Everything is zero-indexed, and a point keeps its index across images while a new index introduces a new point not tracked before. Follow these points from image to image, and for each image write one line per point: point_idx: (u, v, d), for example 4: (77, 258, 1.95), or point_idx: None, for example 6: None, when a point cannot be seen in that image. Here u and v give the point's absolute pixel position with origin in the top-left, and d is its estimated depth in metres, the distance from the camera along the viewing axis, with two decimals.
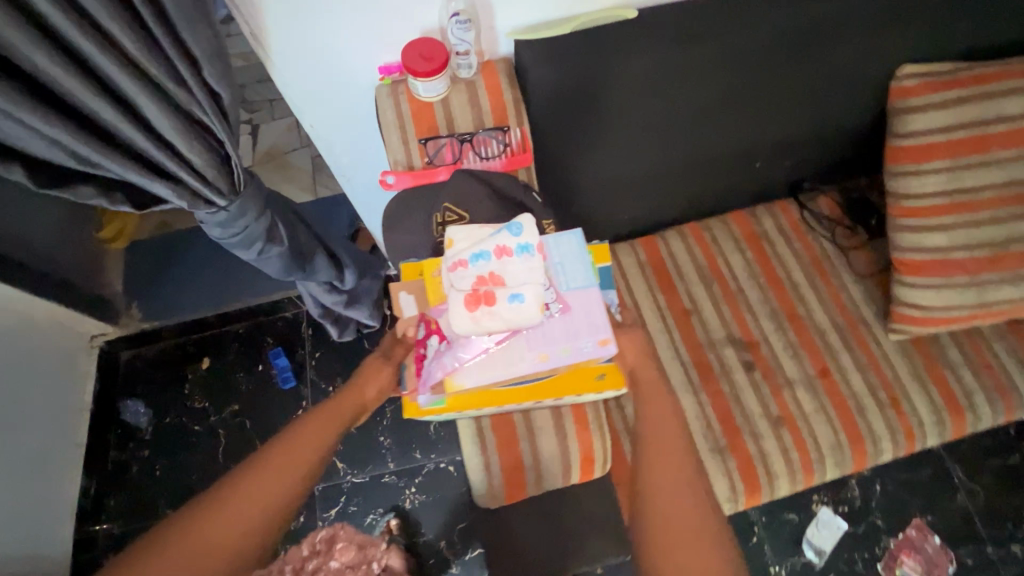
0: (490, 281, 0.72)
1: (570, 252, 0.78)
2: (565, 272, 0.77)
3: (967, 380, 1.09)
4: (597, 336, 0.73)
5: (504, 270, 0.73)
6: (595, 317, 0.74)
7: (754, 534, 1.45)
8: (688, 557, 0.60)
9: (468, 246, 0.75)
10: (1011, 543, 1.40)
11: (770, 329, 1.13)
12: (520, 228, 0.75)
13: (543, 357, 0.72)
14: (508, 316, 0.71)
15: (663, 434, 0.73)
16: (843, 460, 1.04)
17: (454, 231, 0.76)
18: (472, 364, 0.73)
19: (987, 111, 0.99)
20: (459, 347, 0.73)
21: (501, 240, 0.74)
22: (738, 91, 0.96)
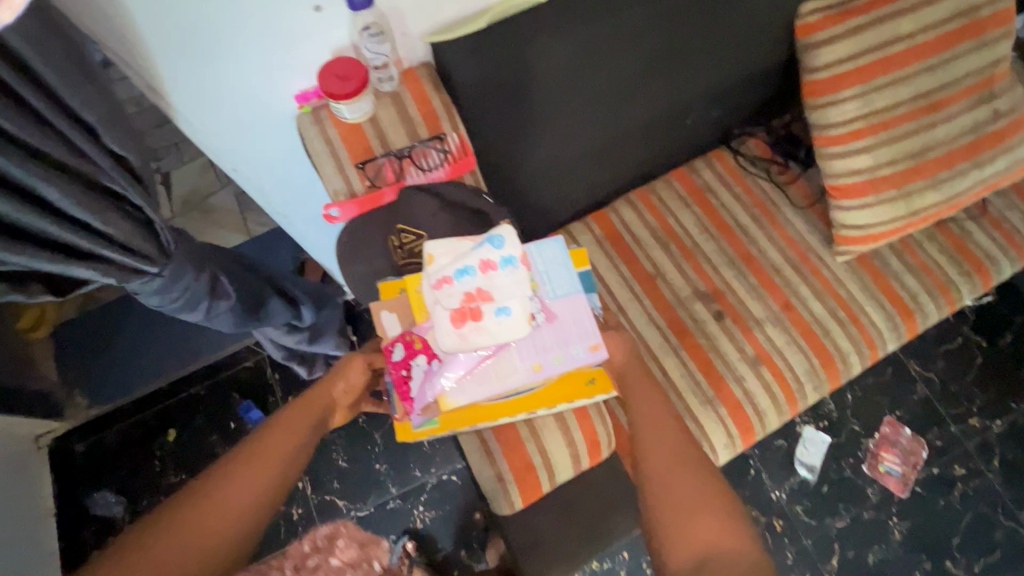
0: (478, 297, 0.71)
1: (554, 259, 0.78)
2: (551, 280, 0.77)
3: (911, 283, 1.17)
4: (588, 343, 0.74)
5: (490, 285, 0.71)
6: (585, 325, 0.75)
7: (751, 468, 1.52)
8: (697, 529, 0.64)
9: (450, 261, 0.72)
10: (970, 417, 1.54)
11: (731, 276, 1.17)
12: (501, 240, 0.73)
13: (536, 367, 0.73)
14: (498, 332, 0.71)
15: (652, 414, 0.75)
16: (819, 382, 1.11)
17: (434, 247, 0.73)
18: (464, 380, 0.73)
19: (887, 33, 1.04)
20: (450, 366, 0.72)
21: (484, 254, 0.72)
22: (660, 53, 0.97)
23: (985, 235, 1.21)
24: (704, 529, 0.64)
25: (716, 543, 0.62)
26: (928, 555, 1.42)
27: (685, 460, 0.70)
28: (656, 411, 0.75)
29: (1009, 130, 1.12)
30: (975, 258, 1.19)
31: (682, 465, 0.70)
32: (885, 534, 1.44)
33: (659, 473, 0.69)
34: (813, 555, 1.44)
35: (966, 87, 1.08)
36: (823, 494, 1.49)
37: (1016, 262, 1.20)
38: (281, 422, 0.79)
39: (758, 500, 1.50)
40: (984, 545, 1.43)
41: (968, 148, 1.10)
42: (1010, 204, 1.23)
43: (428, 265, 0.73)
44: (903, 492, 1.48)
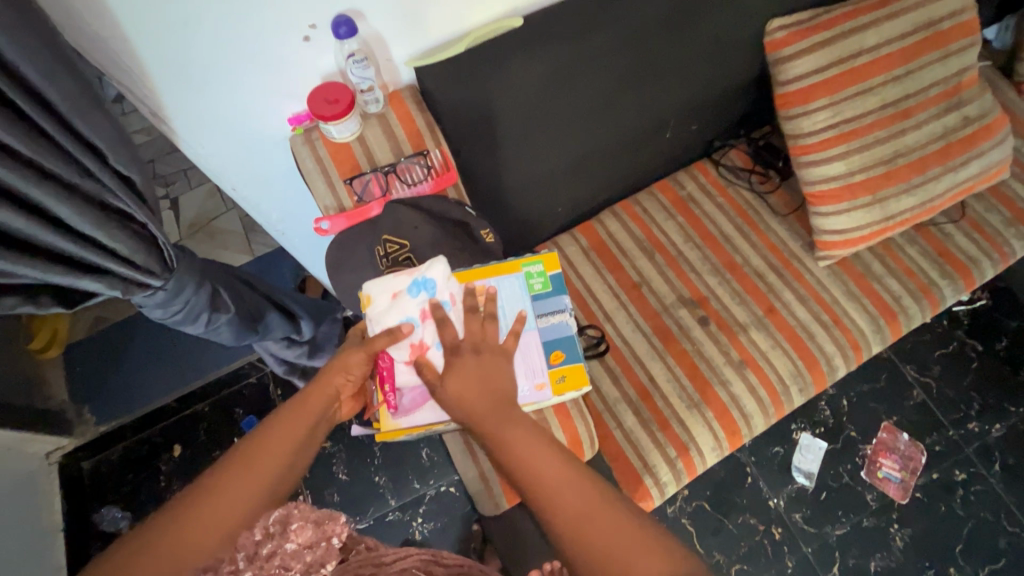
0: (418, 347, 0.83)
1: (513, 293, 0.89)
2: (507, 312, 0.88)
3: (894, 286, 1.19)
4: (534, 381, 0.87)
5: (428, 331, 0.83)
6: (534, 364, 0.88)
7: (749, 476, 1.52)
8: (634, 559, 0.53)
9: (388, 303, 0.85)
10: (968, 422, 1.53)
11: (715, 282, 1.20)
12: (435, 285, 0.84)
13: None
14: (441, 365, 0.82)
15: (545, 461, 0.62)
16: (804, 384, 1.13)
17: (371, 290, 0.85)
18: (424, 407, 0.84)
19: (852, 46, 1.09)
20: (407, 395, 0.84)
21: (418, 306, 0.84)
22: (635, 71, 1.02)
23: (965, 238, 1.23)
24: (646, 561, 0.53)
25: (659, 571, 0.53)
26: (932, 562, 1.40)
27: (603, 502, 0.59)
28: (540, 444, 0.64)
29: (980, 134, 1.16)
30: (958, 261, 1.21)
31: (602, 513, 0.58)
32: (888, 542, 1.43)
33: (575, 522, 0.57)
34: (815, 564, 1.42)
35: (933, 95, 1.12)
36: (821, 501, 1.48)
37: (998, 264, 1.22)
38: (283, 416, 0.68)
39: (758, 510, 1.48)
40: (989, 551, 1.40)
41: (939, 154, 1.14)
42: (988, 208, 1.26)
43: (366, 307, 0.85)
44: (903, 498, 1.47)
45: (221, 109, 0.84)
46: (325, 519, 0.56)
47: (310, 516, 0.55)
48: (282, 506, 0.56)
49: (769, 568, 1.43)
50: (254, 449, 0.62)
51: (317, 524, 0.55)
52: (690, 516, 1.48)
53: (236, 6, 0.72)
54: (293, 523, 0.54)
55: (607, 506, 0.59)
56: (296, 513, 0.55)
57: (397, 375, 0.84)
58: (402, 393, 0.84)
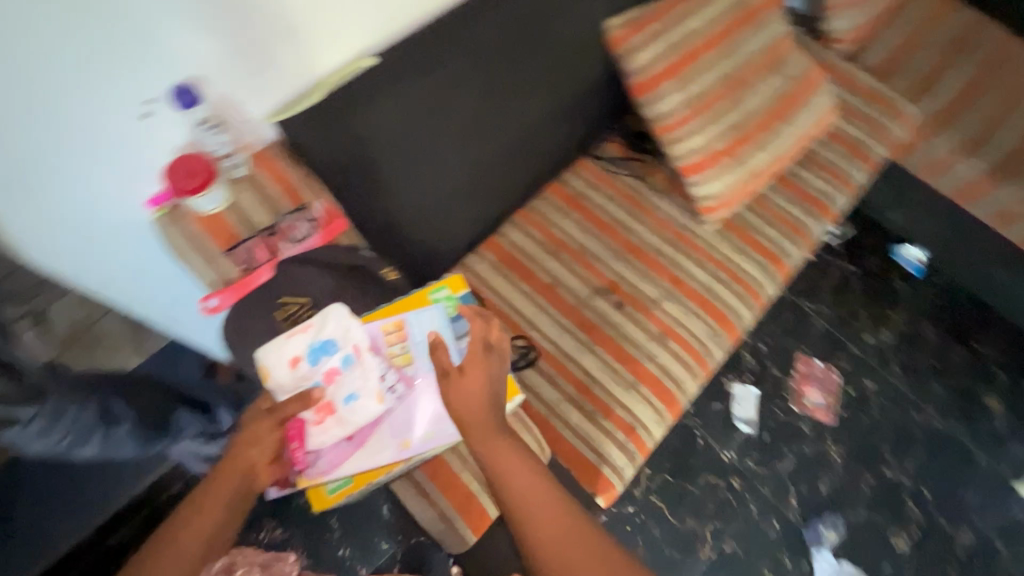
0: (328, 408, 0.80)
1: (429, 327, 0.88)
2: (425, 351, 0.86)
3: (771, 233, 1.32)
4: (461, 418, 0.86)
5: (337, 390, 0.80)
6: None
7: (699, 438, 1.58)
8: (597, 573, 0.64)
9: (287, 369, 0.80)
10: (863, 336, 1.72)
11: (620, 267, 1.26)
12: (334, 344, 0.81)
13: (404, 445, 0.83)
14: (356, 416, 0.80)
15: (536, 495, 0.70)
16: (720, 339, 1.21)
17: (266, 361, 0.79)
18: (347, 462, 0.81)
19: (681, 31, 1.20)
20: (323, 455, 0.81)
21: (322, 364, 0.80)
22: (495, 87, 1.06)
23: (817, 178, 1.39)
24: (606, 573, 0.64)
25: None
26: (868, 468, 1.54)
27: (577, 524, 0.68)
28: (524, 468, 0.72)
29: (804, 88, 1.32)
30: (815, 199, 1.36)
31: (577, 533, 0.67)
32: (829, 461, 1.55)
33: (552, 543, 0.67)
34: (776, 500, 1.51)
35: (757, 62, 1.27)
36: (766, 442, 1.58)
37: (846, 195, 1.39)
38: (195, 499, 0.68)
39: (714, 466, 1.55)
40: (909, 443, 1.57)
41: (775, 112, 1.28)
42: (827, 150, 1.44)
43: (264, 380, 0.79)
44: (831, 419, 1.61)
45: (66, 201, 0.81)
46: None
47: None
48: None
49: (738, 518, 1.49)
50: (177, 531, 0.65)
51: None
52: (656, 492, 1.51)
53: (60, 98, 0.72)
54: None
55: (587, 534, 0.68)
56: None
57: (307, 440, 0.79)
58: (315, 455, 0.81)
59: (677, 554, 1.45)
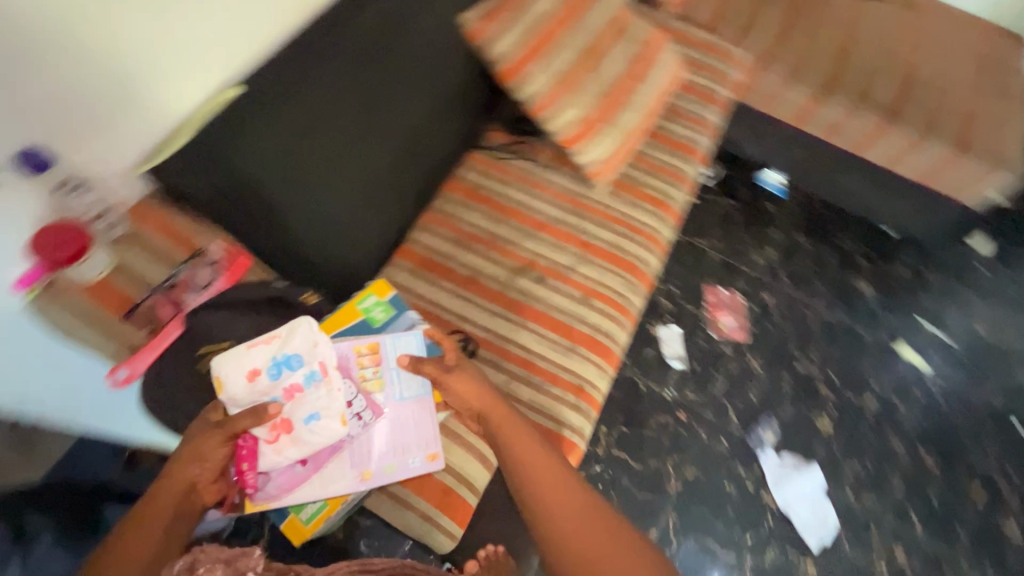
0: (287, 424, 0.79)
1: (407, 354, 0.91)
2: (399, 380, 0.90)
3: (654, 183, 1.44)
4: (426, 453, 0.90)
5: (297, 406, 0.80)
6: (426, 433, 0.91)
7: (641, 385, 1.68)
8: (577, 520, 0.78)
9: (244, 381, 0.79)
10: (752, 257, 1.92)
11: (531, 244, 1.31)
12: (299, 360, 0.81)
13: (362, 477, 0.86)
14: (315, 437, 0.79)
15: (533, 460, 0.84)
16: (636, 287, 1.31)
17: (222, 371, 0.78)
18: (296, 489, 0.82)
19: (533, 15, 1.28)
20: (274, 479, 0.82)
21: (286, 378, 0.80)
22: (372, 96, 1.06)
23: (680, 126, 1.55)
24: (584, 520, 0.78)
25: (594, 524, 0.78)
26: (785, 369, 1.73)
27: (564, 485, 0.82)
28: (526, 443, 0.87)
29: (651, 49, 1.45)
30: (684, 146, 1.52)
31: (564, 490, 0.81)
32: (753, 372, 1.72)
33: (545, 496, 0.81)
34: (719, 420, 1.63)
35: (606, 33, 1.39)
36: (698, 371, 1.71)
37: (707, 136, 1.56)
38: (143, 506, 0.72)
39: (661, 406, 1.65)
40: (811, 338, 1.79)
41: (633, 74, 1.41)
42: (683, 101, 1.60)
43: (219, 391, 0.78)
44: (746, 336, 1.77)
45: None
46: (237, 556, 0.69)
47: (219, 558, 0.69)
48: (186, 558, 0.69)
49: (692, 445, 1.59)
50: (131, 534, 0.69)
51: (228, 563, 0.68)
52: (616, 446, 1.58)
53: None
54: (201, 566, 0.67)
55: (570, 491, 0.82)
56: (202, 558, 0.68)
57: (257, 460, 0.79)
58: (265, 478, 0.82)
59: (648, 496, 1.53)
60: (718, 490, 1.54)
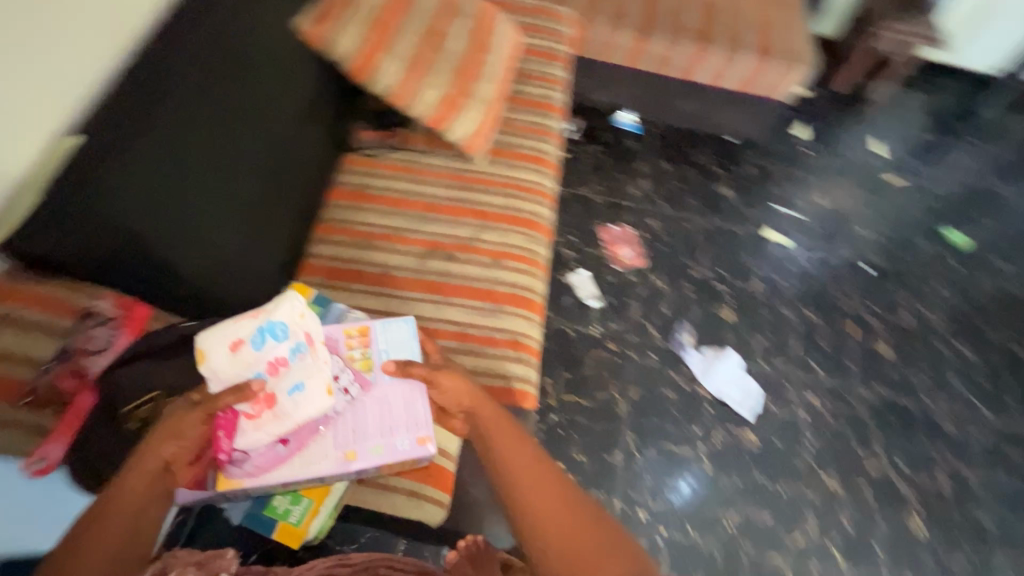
0: (269, 396, 0.81)
1: (393, 337, 1.01)
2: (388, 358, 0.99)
3: (526, 143, 1.53)
4: (416, 435, 0.95)
5: (280, 379, 0.81)
6: (418, 416, 0.96)
7: (569, 330, 1.79)
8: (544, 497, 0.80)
9: (228, 353, 0.80)
10: (629, 192, 2.11)
11: (430, 226, 1.35)
12: (284, 332, 0.82)
13: (345, 458, 0.92)
14: (298, 409, 0.82)
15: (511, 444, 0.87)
16: (539, 239, 1.39)
17: (206, 344, 0.79)
18: (276, 466, 0.89)
19: (365, 10, 1.30)
20: (254, 457, 0.87)
21: (270, 350, 0.81)
22: (223, 116, 1.02)
23: (533, 87, 1.65)
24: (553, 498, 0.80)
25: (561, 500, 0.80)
26: (685, 279, 1.93)
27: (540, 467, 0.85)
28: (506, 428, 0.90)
29: (490, 16, 1.51)
30: (542, 103, 1.62)
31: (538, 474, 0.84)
32: (659, 289, 1.89)
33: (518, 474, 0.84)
34: (643, 338, 1.79)
35: (442, 13, 1.44)
36: (614, 303, 1.85)
37: (559, 91, 1.67)
38: (117, 482, 0.73)
39: (592, 343, 1.77)
40: (697, 247, 2.01)
41: (478, 45, 1.44)
42: (530, 64, 1.70)
43: (202, 362, 0.79)
44: (645, 260, 1.95)
45: None
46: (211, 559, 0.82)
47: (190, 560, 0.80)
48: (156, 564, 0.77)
49: (627, 368, 1.73)
50: (109, 508, 0.71)
51: (201, 565, 0.80)
52: (564, 392, 1.68)
53: None
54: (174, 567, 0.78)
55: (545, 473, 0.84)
56: (174, 562, 0.79)
57: (236, 436, 0.83)
58: (243, 457, 0.86)
59: (605, 425, 1.64)
60: (661, 398, 1.69)
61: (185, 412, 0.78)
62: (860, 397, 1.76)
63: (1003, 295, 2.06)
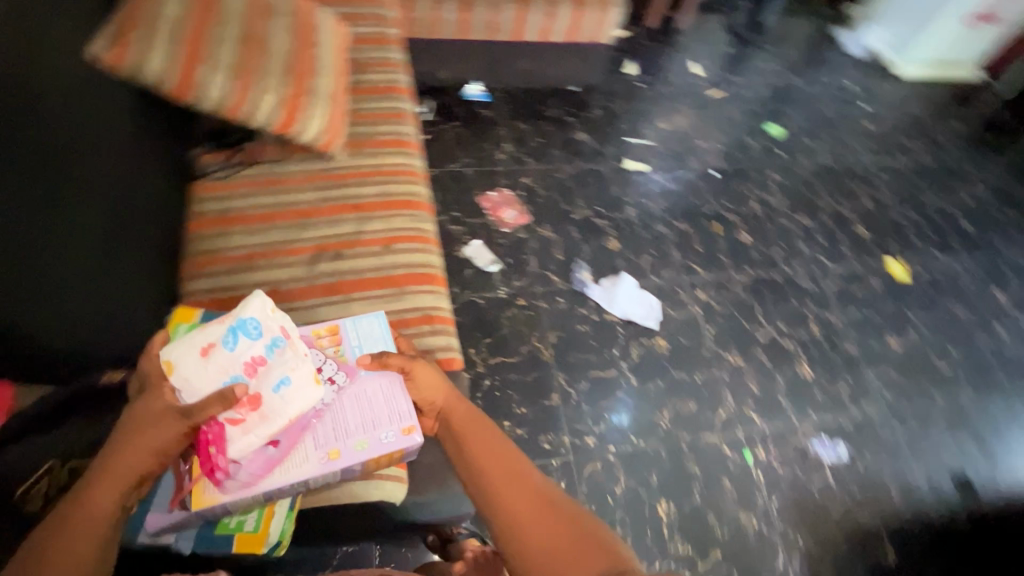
0: (252, 397, 0.81)
1: (365, 335, 1.04)
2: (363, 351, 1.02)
3: (382, 129, 1.53)
4: (400, 426, 0.94)
5: (260, 379, 0.82)
6: (401, 407, 0.96)
7: (478, 299, 1.83)
8: (514, 493, 0.82)
9: (198, 359, 0.80)
10: (497, 157, 2.18)
11: (308, 232, 1.31)
12: (257, 329, 0.84)
13: (330, 456, 0.90)
14: (284, 407, 0.82)
15: (482, 445, 0.90)
16: (422, 217, 1.40)
17: (174, 353, 0.81)
18: (268, 472, 0.85)
19: (167, 22, 1.20)
20: (247, 466, 0.83)
21: (244, 350, 0.82)
22: (41, 159, 0.88)
23: (373, 74, 1.64)
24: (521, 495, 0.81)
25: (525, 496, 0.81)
26: (569, 223, 2.05)
27: (515, 467, 0.86)
28: (477, 430, 0.92)
29: (308, 11, 1.47)
30: (386, 88, 1.62)
31: (511, 472, 0.85)
32: (549, 238, 2.00)
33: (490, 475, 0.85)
34: (547, 287, 1.89)
35: (256, 12, 1.36)
36: (512, 262, 1.92)
37: (400, 73, 1.68)
38: (86, 486, 0.72)
39: (503, 304, 1.83)
40: (571, 192, 2.14)
41: (304, 41, 1.40)
42: (363, 52, 1.68)
43: (172, 372, 0.79)
44: (528, 216, 2.04)
45: None
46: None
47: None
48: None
49: (540, 317, 1.82)
50: (76, 515, 0.70)
51: None
52: (491, 357, 1.73)
53: None
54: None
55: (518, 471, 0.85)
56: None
57: (227, 446, 0.80)
58: (236, 467, 0.81)
59: (537, 374, 1.72)
60: (579, 334, 1.81)
61: (162, 417, 0.77)
62: (737, 282, 2.01)
63: (820, 168, 2.44)
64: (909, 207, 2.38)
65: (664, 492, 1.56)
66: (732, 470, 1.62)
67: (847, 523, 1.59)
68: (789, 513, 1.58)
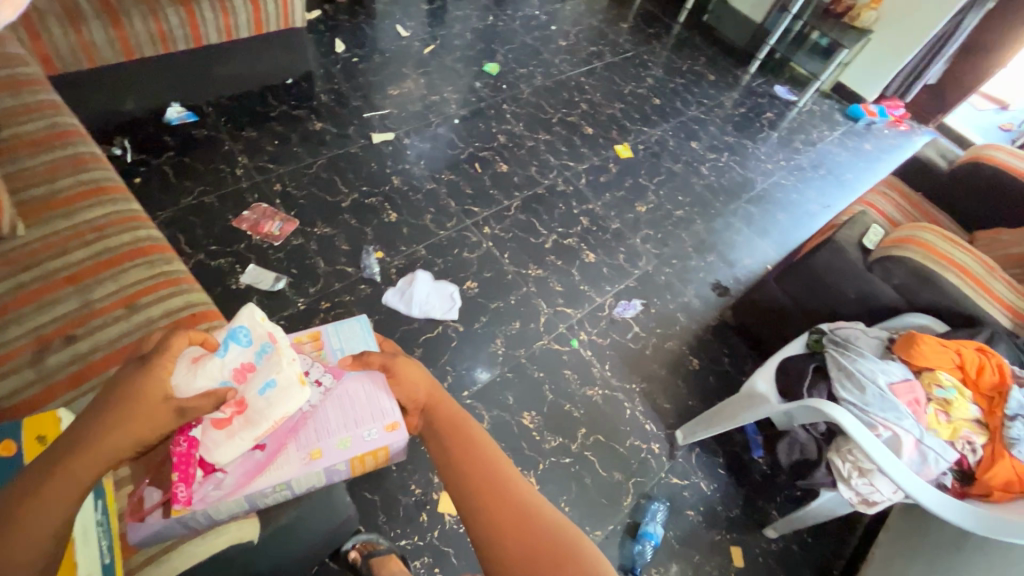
0: (241, 397, 0.75)
1: (350, 335, 1.07)
2: (345, 350, 1.04)
3: (66, 183, 1.28)
4: (385, 423, 0.94)
5: (250, 382, 0.75)
6: (384, 406, 0.95)
7: (278, 321, 1.71)
8: (503, 508, 0.76)
9: (188, 365, 0.71)
10: (235, 173, 2.00)
11: (15, 330, 1.06)
12: (247, 334, 0.75)
13: (312, 457, 0.89)
14: (269, 411, 0.74)
15: (471, 455, 0.82)
16: (162, 259, 1.24)
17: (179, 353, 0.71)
18: (256, 476, 0.83)
19: None
20: (233, 472, 0.81)
21: (233, 357, 0.74)
22: None
23: (19, 126, 1.34)
24: (512, 509, 0.76)
25: (516, 508, 0.76)
26: (341, 213, 2.01)
27: (508, 480, 0.80)
28: (469, 438, 0.85)
29: None
30: (46, 136, 1.35)
31: (505, 484, 0.80)
32: (328, 234, 1.94)
33: (478, 485, 0.79)
34: (345, 280, 1.84)
35: None
36: (299, 271, 1.82)
37: (55, 114, 1.40)
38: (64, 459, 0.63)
39: (307, 314, 1.74)
40: (331, 182, 2.08)
41: None
42: None
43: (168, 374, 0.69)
44: (294, 220, 1.94)
45: None
46: None
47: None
48: None
49: (351, 310, 1.78)
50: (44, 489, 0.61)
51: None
52: None
53: None
54: None
55: (509, 484, 0.80)
56: None
57: (211, 451, 0.75)
58: (219, 478, 0.79)
59: None
60: (394, 309, 1.82)
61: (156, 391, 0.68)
62: (512, 208, 2.21)
63: (540, 89, 2.75)
64: (615, 100, 2.85)
65: (522, 404, 1.71)
66: (568, 360, 1.84)
67: (659, 355, 1.94)
68: (620, 371, 1.87)
